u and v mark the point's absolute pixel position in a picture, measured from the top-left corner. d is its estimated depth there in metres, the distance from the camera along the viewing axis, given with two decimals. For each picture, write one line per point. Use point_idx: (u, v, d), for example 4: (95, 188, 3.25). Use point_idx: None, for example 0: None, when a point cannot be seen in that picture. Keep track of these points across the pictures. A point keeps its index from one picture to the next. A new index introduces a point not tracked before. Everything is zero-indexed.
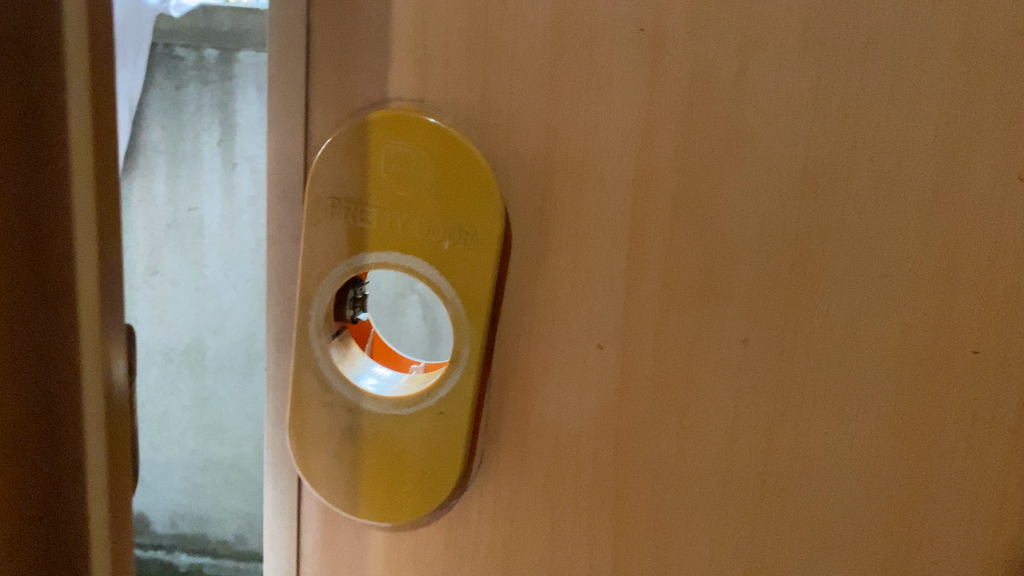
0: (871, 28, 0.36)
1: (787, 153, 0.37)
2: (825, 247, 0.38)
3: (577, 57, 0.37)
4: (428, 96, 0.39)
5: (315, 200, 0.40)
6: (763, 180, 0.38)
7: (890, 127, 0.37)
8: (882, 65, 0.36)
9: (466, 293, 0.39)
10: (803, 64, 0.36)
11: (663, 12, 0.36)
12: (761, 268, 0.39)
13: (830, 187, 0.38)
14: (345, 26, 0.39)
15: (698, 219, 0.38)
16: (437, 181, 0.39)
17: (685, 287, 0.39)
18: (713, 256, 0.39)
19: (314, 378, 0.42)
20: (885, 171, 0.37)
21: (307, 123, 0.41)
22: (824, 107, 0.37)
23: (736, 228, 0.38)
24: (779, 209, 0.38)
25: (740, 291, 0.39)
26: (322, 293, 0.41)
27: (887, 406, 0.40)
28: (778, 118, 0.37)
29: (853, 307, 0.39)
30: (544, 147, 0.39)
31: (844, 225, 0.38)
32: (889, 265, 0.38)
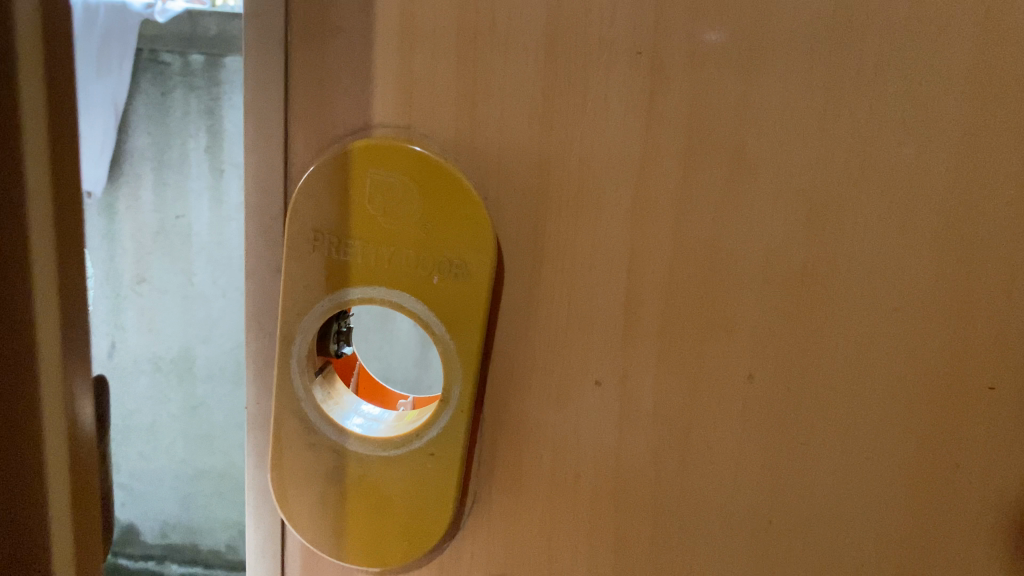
0: (880, 50, 0.34)
1: (792, 179, 0.35)
2: (833, 278, 0.36)
3: (571, 80, 0.35)
4: (414, 123, 0.37)
5: (296, 233, 0.38)
6: (769, 209, 0.36)
7: (902, 152, 0.35)
8: (893, 89, 0.34)
9: (456, 330, 0.37)
10: (809, 86, 0.34)
11: (661, 35, 0.34)
12: (765, 299, 0.37)
13: (836, 215, 0.36)
14: (327, 50, 0.37)
15: (701, 250, 0.36)
16: (423, 213, 0.36)
17: (687, 319, 0.37)
18: (716, 288, 0.37)
19: (296, 418, 0.40)
20: (897, 198, 0.35)
21: (286, 151, 0.39)
22: (832, 132, 0.35)
23: (741, 259, 0.36)
24: (785, 238, 0.36)
25: (743, 323, 0.37)
26: (304, 331, 0.39)
27: (901, 442, 0.38)
28: (783, 143, 0.35)
29: (864, 341, 0.37)
30: (537, 176, 0.37)
31: (853, 255, 0.36)
32: (900, 296, 0.36)
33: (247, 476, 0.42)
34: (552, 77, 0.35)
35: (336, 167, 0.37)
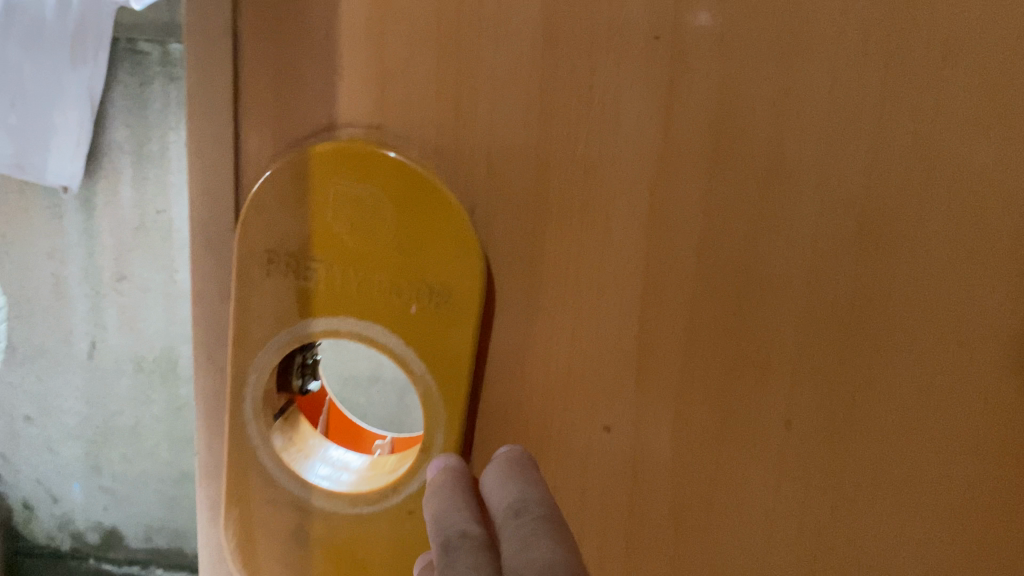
0: (967, 36, 0.27)
1: (844, 194, 0.29)
2: (895, 315, 0.29)
3: (574, 71, 0.29)
4: (387, 122, 0.31)
5: (245, 255, 0.32)
6: (812, 230, 0.29)
7: (981, 162, 0.28)
8: (972, 84, 0.27)
9: (438, 368, 0.32)
10: (863, 80, 0.27)
11: (684, 16, 0.28)
12: (809, 336, 0.30)
13: (898, 237, 0.29)
14: (281, 35, 0.31)
15: (728, 280, 0.30)
16: (399, 231, 0.30)
17: (714, 360, 0.31)
18: (748, 322, 0.30)
19: (251, 468, 0.34)
20: (978, 222, 0.28)
21: (238, 155, 0.33)
22: (893, 135, 0.28)
23: (780, 288, 0.30)
24: (831, 261, 0.29)
25: (781, 364, 0.31)
26: (259, 369, 0.33)
27: (970, 508, 0.31)
28: (831, 149, 0.28)
29: (928, 391, 0.30)
30: (533, 187, 0.30)
31: (926, 288, 0.29)
32: (978, 336, 0.29)
33: (200, 530, 0.37)
34: (551, 68, 0.29)
35: (291, 176, 0.31)
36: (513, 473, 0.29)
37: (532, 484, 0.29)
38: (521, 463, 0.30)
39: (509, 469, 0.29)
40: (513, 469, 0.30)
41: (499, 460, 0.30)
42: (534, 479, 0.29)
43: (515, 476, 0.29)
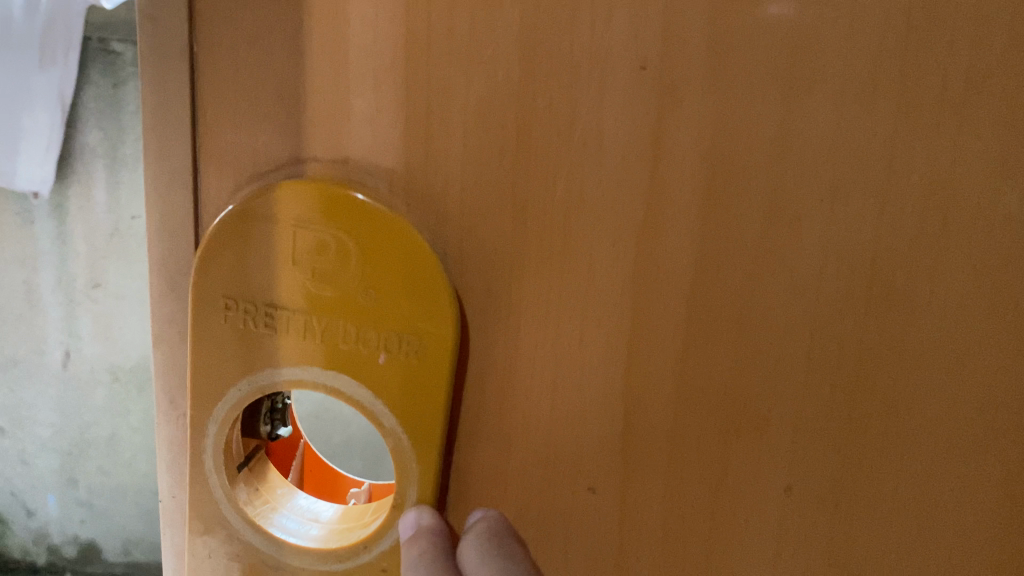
0: (979, 70, 0.25)
1: (846, 242, 0.26)
2: (900, 367, 0.27)
3: (555, 104, 0.27)
4: (354, 156, 0.29)
5: (200, 300, 0.29)
6: (813, 276, 0.27)
7: (993, 204, 0.26)
8: (984, 121, 0.25)
9: (410, 421, 0.29)
10: (870, 116, 0.25)
11: (673, 45, 0.26)
12: (809, 389, 0.28)
13: (904, 284, 0.27)
14: (239, 62, 0.29)
15: (719, 330, 0.28)
16: (365, 275, 0.28)
17: (707, 414, 0.29)
18: (744, 373, 0.28)
19: (213, 524, 0.32)
20: (988, 270, 0.26)
21: (195, 191, 0.30)
22: (900, 176, 0.26)
23: (777, 338, 0.27)
24: (834, 309, 0.27)
25: (778, 419, 0.28)
26: (219, 420, 0.30)
27: (977, 562, 0.30)
28: (835, 190, 0.26)
29: (933, 444, 0.28)
30: (510, 227, 0.28)
31: (930, 338, 0.27)
32: (987, 387, 0.28)
33: None
34: (528, 102, 0.27)
35: (244, 215, 0.28)
36: (495, 548, 0.28)
37: (515, 557, 0.28)
38: (502, 535, 0.29)
39: (489, 542, 0.28)
40: (494, 541, 0.28)
41: (478, 531, 0.29)
42: (516, 552, 0.28)
43: (497, 550, 0.28)
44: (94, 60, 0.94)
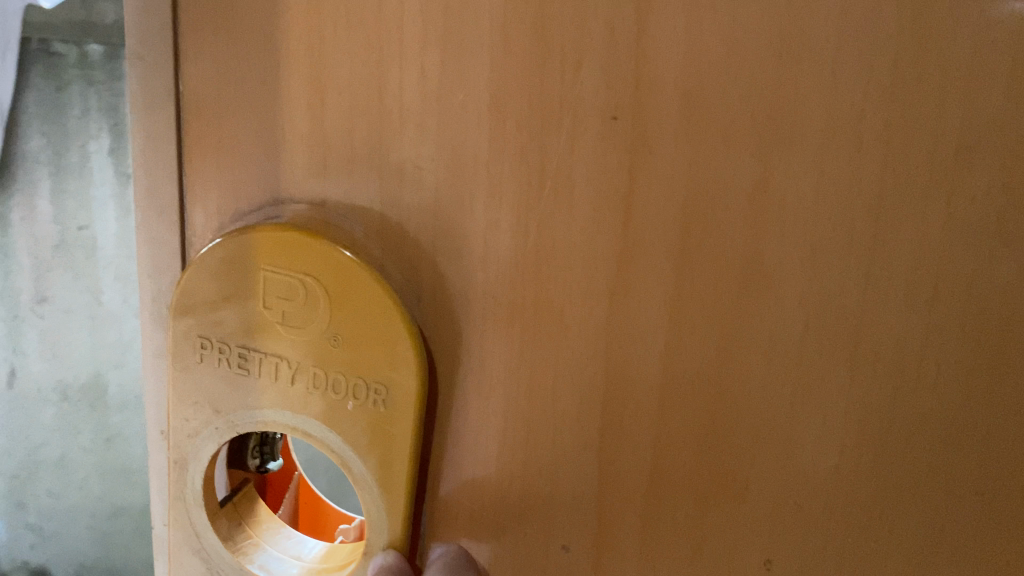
0: (982, 129, 0.22)
1: (832, 305, 0.24)
2: (898, 448, 0.25)
3: (523, 152, 0.26)
4: (330, 200, 0.28)
5: (179, 336, 0.30)
6: (795, 342, 0.25)
7: (1004, 277, 0.23)
8: (990, 185, 0.22)
9: (378, 470, 0.28)
10: (855, 173, 0.23)
11: (643, 93, 0.24)
12: (791, 463, 0.26)
13: (898, 359, 0.24)
14: (222, 103, 0.29)
15: (695, 392, 0.26)
16: (332, 322, 0.28)
17: (681, 481, 0.27)
18: (721, 441, 0.26)
19: (194, 554, 0.32)
20: (1002, 350, 0.23)
21: (183, 226, 0.31)
22: (891, 241, 0.23)
23: (757, 405, 0.25)
24: (818, 379, 0.25)
25: (759, 492, 0.26)
26: (198, 455, 0.31)
27: None
28: (817, 251, 0.24)
29: (935, 534, 0.25)
30: (480, 278, 0.27)
31: (934, 421, 0.24)
32: (999, 479, 0.24)
33: None
34: (497, 146, 0.26)
35: (218, 257, 0.28)
36: None
37: None
38: None
39: None
40: None
41: None
42: None
43: None
44: (36, 63, 1.10)
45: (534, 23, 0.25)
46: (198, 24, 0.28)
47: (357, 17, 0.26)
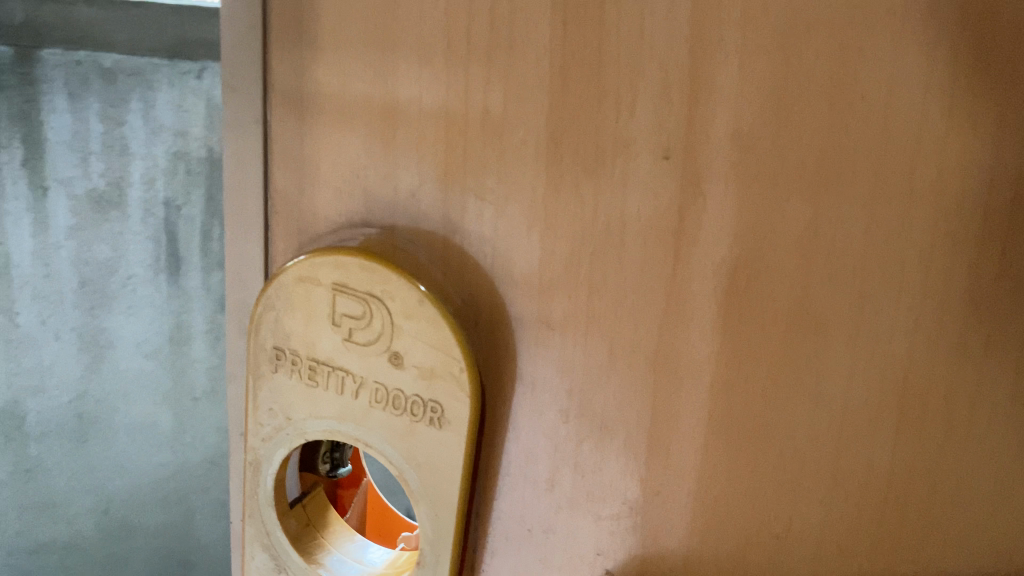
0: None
1: (880, 350, 0.24)
2: (946, 497, 0.24)
3: (578, 188, 0.26)
4: (398, 225, 0.30)
5: (258, 346, 0.32)
6: (842, 386, 0.24)
7: None
8: None
9: (432, 486, 0.30)
10: (905, 219, 0.23)
11: (694, 134, 0.25)
12: (836, 507, 0.25)
13: (946, 407, 0.24)
14: (305, 132, 0.31)
15: (740, 431, 0.26)
16: (394, 342, 0.29)
17: (724, 517, 0.27)
18: (765, 480, 0.26)
19: (264, 551, 0.34)
20: None
21: (267, 243, 0.33)
22: (939, 288, 0.23)
23: (802, 447, 0.25)
24: (865, 425, 0.24)
25: (802, 533, 0.26)
26: (270, 458, 0.33)
27: None
28: (866, 296, 0.24)
29: None
30: (534, 304, 0.28)
31: (985, 472, 0.24)
32: None
33: None
34: (554, 182, 0.27)
35: (293, 275, 0.30)
36: None
37: None
38: None
39: None
40: None
41: None
42: None
43: None
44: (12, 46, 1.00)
45: (591, 65, 0.25)
46: (285, 58, 0.30)
47: (426, 54, 0.28)
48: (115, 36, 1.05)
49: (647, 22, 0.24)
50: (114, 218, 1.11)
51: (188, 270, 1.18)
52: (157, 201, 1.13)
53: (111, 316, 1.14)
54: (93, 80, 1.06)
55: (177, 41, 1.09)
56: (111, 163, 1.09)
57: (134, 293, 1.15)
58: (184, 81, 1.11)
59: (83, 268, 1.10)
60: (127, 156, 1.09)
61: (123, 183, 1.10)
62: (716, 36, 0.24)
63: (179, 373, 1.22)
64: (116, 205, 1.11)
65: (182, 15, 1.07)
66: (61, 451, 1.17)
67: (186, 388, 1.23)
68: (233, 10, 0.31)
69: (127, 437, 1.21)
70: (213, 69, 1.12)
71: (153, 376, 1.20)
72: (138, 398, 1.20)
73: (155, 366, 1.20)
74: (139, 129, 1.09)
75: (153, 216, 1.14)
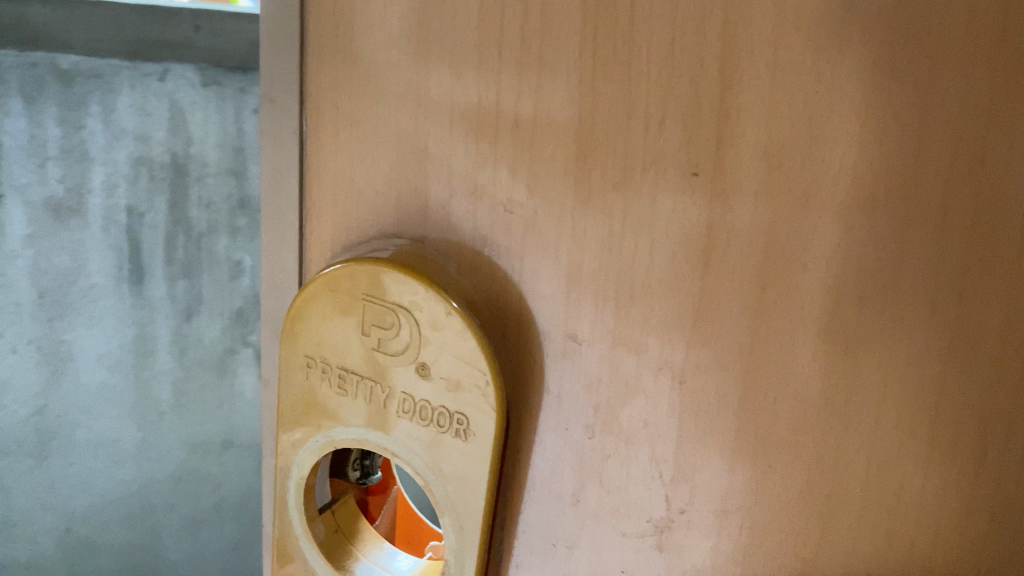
0: None
1: (912, 373, 0.23)
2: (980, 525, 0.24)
3: (608, 203, 0.26)
4: (429, 237, 0.30)
5: (290, 354, 0.33)
6: (873, 408, 0.24)
7: None
8: None
9: (457, 497, 0.30)
10: (938, 239, 0.22)
11: (725, 151, 0.24)
12: (867, 533, 0.25)
13: (981, 433, 0.23)
14: (340, 143, 0.31)
15: (767, 452, 0.26)
16: (421, 353, 0.29)
17: (751, 539, 0.26)
18: (793, 503, 0.26)
19: (293, 556, 0.35)
20: None
21: (302, 251, 0.34)
22: (973, 311, 0.23)
23: (831, 471, 0.25)
24: (896, 449, 0.24)
25: (831, 558, 0.26)
26: (300, 464, 0.33)
27: None
28: (898, 318, 0.23)
29: None
30: (562, 318, 0.28)
31: (1022, 502, 0.23)
32: None
33: None
34: (583, 197, 0.27)
35: (324, 284, 0.31)
36: None
37: None
38: None
39: None
40: None
41: None
42: None
43: None
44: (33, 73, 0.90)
45: (622, 80, 0.25)
46: (322, 71, 0.31)
47: (459, 68, 0.28)
48: (71, 33, 0.88)
49: (679, 38, 0.24)
50: (74, 227, 0.97)
51: (154, 279, 1.03)
52: (120, 209, 0.98)
53: (72, 327, 1.01)
54: (48, 81, 0.91)
55: (135, 41, 0.91)
56: (71, 167, 0.94)
57: (96, 300, 1.01)
58: (145, 84, 0.95)
59: (40, 278, 0.97)
60: (88, 159, 0.95)
61: (82, 191, 0.96)
62: (749, 52, 0.23)
63: (144, 392, 1.08)
64: (75, 213, 0.97)
65: (147, 18, 0.89)
66: (22, 466, 1.05)
67: (150, 403, 1.09)
68: (273, 23, 0.31)
69: (88, 453, 1.08)
70: (176, 70, 0.95)
71: (111, 391, 1.06)
72: (103, 411, 1.07)
73: (122, 381, 1.06)
74: (95, 132, 0.94)
75: (115, 225, 0.99)
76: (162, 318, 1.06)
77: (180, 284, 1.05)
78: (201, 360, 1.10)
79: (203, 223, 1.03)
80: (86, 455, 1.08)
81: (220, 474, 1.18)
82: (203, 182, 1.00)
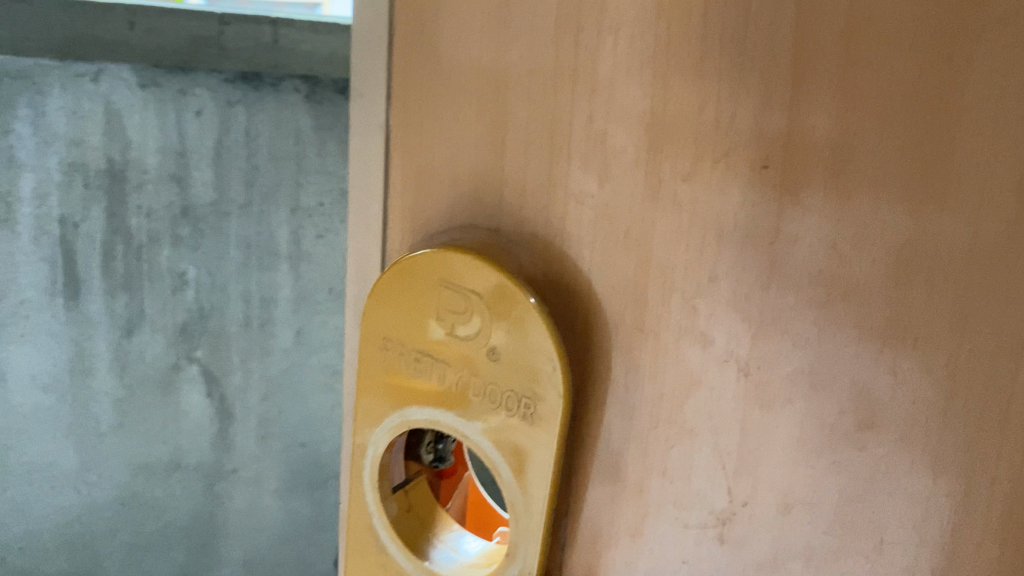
0: None
1: (981, 371, 0.23)
2: None
3: (675, 196, 0.27)
4: (503, 227, 0.31)
5: (368, 336, 0.34)
6: (939, 405, 0.24)
7: None
8: None
9: (522, 478, 0.31)
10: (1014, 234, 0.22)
11: (793, 145, 0.24)
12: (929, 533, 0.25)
13: None
14: (422, 136, 0.33)
15: (828, 447, 0.26)
16: (491, 338, 0.30)
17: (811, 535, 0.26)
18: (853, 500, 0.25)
19: (367, 530, 0.36)
20: None
21: (384, 239, 0.35)
22: None
23: (893, 468, 0.25)
24: (962, 448, 0.24)
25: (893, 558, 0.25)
26: (376, 442, 0.35)
27: None
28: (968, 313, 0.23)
29: None
30: (628, 308, 0.29)
31: None
32: None
33: None
34: (652, 190, 0.27)
35: (401, 270, 0.32)
36: None
37: None
38: None
39: None
40: None
41: None
42: None
43: None
44: None
45: (693, 76, 0.26)
46: (407, 67, 0.32)
47: (535, 65, 0.29)
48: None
49: (749, 35, 0.25)
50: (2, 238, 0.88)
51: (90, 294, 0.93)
52: (52, 218, 0.89)
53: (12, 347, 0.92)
54: None
55: (68, 41, 0.82)
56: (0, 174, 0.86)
57: (29, 318, 0.91)
58: (78, 84, 0.85)
59: None
60: (16, 166, 0.86)
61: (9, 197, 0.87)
62: (818, 46, 0.24)
63: (81, 409, 0.97)
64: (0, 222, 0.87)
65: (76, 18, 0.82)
66: None
67: (92, 422, 0.98)
68: (364, 23, 0.33)
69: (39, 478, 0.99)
70: (111, 69, 0.86)
71: (52, 410, 0.96)
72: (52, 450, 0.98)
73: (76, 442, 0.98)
74: (23, 137, 0.85)
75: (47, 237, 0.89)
76: (102, 335, 0.95)
77: (121, 299, 0.94)
78: (143, 377, 0.98)
79: (144, 233, 0.92)
80: (19, 479, 0.98)
81: (165, 501, 1.06)
82: (142, 189, 0.91)
